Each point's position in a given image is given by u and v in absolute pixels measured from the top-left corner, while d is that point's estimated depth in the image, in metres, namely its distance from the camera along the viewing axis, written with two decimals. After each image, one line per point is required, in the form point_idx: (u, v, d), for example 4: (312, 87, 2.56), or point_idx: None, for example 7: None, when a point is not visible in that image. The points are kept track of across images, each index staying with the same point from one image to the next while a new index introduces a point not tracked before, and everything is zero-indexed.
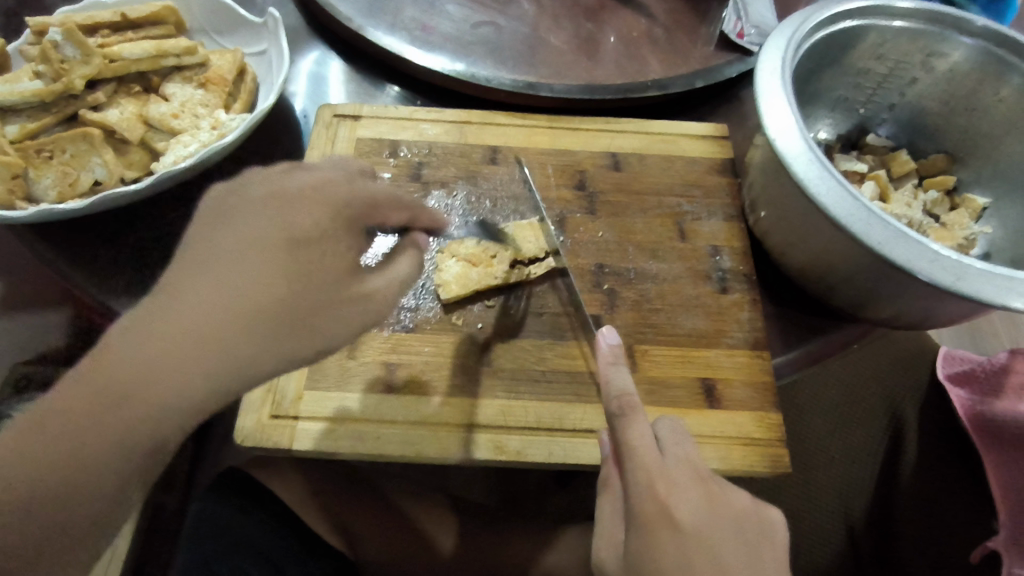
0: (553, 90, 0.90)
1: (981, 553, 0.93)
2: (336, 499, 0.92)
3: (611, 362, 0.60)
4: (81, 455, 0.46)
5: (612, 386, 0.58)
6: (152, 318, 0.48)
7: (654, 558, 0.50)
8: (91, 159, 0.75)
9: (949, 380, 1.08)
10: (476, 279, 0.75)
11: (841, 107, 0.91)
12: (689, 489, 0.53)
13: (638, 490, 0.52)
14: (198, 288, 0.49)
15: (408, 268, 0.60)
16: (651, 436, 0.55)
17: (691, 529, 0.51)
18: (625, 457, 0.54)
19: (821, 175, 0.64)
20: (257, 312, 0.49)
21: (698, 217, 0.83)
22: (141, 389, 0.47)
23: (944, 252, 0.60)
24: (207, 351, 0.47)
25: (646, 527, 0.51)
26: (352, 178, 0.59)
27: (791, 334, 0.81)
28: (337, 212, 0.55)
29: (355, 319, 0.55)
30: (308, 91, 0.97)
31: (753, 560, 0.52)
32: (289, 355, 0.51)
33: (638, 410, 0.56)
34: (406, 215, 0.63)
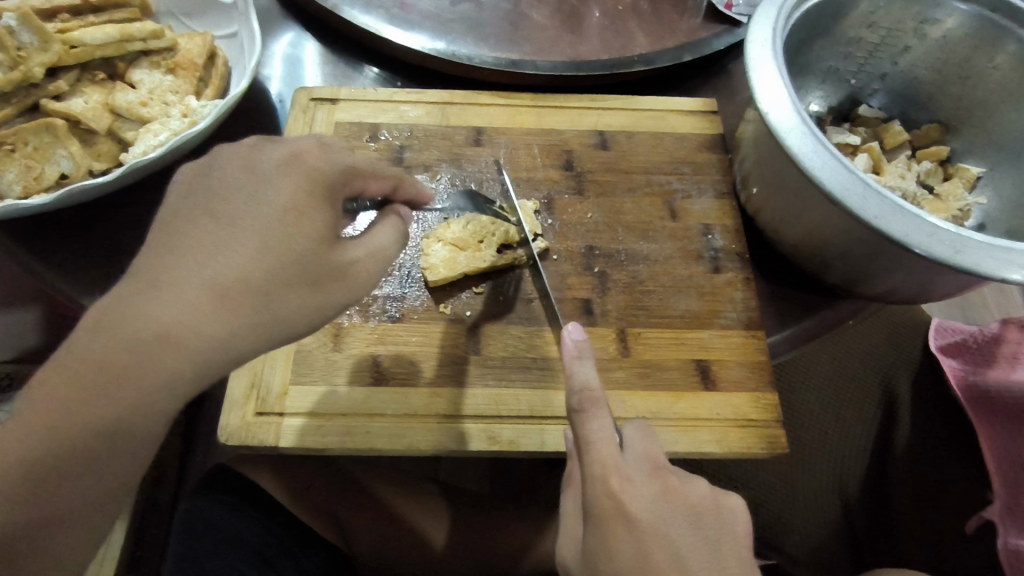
0: (538, 67, 0.87)
1: (976, 523, 0.93)
2: (326, 498, 0.91)
3: (575, 357, 0.58)
4: (59, 456, 0.44)
5: (575, 380, 0.57)
6: (119, 307, 0.46)
7: (608, 554, 0.49)
8: (56, 151, 0.71)
9: (941, 351, 1.09)
10: (464, 263, 0.73)
11: (831, 79, 0.88)
12: (646, 483, 0.52)
13: (594, 486, 0.51)
14: (166, 275, 0.47)
15: (391, 239, 0.58)
16: (608, 430, 0.54)
17: (645, 523, 0.50)
18: (584, 451, 0.53)
19: (815, 148, 0.62)
20: (224, 291, 0.48)
21: (689, 195, 0.81)
22: (115, 383, 0.45)
23: (942, 225, 0.58)
24: (187, 339, 0.47)
25: (600, 523, 0.50)
26: (328, 143, 0.56)
27: (785, 312, 0.79)
28: (310, 181, 0.53)
29: (326, 294, 0.53)
30: (283, 74, 0.93)
31: (711, 552, 0.51)
32: (261, 337, 0.50)
33: (599, 404, 0.55)
34: (389, 183, 0.61)
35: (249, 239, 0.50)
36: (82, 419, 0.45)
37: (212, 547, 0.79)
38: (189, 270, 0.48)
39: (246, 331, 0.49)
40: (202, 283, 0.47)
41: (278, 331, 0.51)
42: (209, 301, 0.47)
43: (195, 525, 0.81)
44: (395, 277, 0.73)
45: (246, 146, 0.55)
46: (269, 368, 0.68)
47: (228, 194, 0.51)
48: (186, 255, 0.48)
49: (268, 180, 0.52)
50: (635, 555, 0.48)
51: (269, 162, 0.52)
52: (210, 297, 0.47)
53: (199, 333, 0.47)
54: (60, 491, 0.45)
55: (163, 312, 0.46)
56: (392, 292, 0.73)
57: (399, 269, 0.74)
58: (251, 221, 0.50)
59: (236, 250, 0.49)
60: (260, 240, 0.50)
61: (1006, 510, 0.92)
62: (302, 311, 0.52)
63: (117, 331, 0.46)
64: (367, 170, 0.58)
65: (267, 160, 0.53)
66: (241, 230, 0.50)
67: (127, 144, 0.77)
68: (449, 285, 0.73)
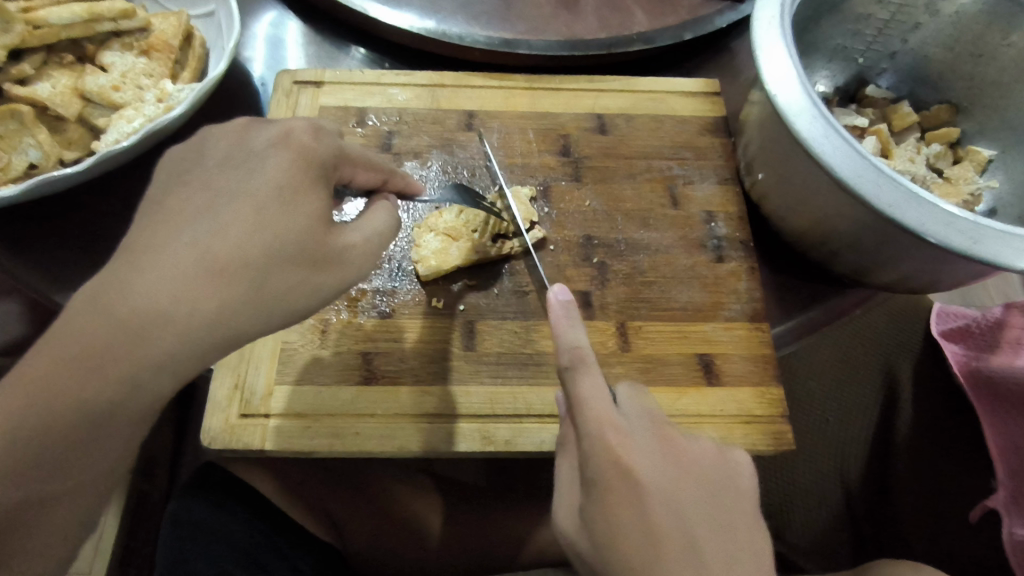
0: (532, 47, 0.83)
1: (980, 512, 0.92)
2: (319, 495, 0.89)
3: (566, 321, 0.55)
4: (28, 461, 0.42)
5: (564, 343, 0.53)
6: (97, 293, 0.43)
7: (611, 521, 0.46)
8: (23, 139, 0.67)
9: (944, 337, 1.05)
10: (458, 255, 0.69)
11: (839, 57, 0.84)
12: (645, 447, 0.50)
13: (592, 449, 0.48)
14: (154, 252, 0.44)
15: (386, 221, 0.56)
16: (603, 391, 0.51)
17: (650, 488, 0.47)
18: (577, 412, 0.50)
19: (825, 132, 0.59)
20: (216, 269, 0.45)
21: (691, 181, 0.78)
22: (99, 367, 0.42)
23: (959, 214, 0.55)
24: (161, 329, 0.43)
25: (602, 488, 0.47)
26: (321, 127, 0.54)
27: (790, 302, 0.77)
28: (306, 160, 0.51)
29: (320, 279, 0.50)
30: (266, 56, 0.89)
31: (716, 510, 0.49)
32: (258, 316, 0.47)
33: (589, 362, 0.52)
34: (380, 178, 0.61)
35: (241, 213, 0.47)
36: (49, 430, 0.42)
37: (200, 545, 0.76)
38: (177, 245, 0.45)
39: (239, 311, 0.46)
40: (196, 256, 0.45)
41: (277, 311, 0.48)
42: (200, 274, 0.44)
43: (184, 529, 0.77)
44: (384, 271, 0.70)
45: (233, 129, 0.52)
46: (254, 368, 0.65)
47: (216, 188, 0.48)
48: (163, 240, 0.45)
49: (261, 163, 0.49)
50: (639, 519, 0.46)
51: (261, 142, 0.51)
52: (202, 273, 0.45)
53: (191, 313, 0.44)
54: (32, 506, 0.43)
55: (130, 317, 0.43)
56: (382, 286, 0.69)
57: (388, 261, 0.70)
58: (232, 207, 0.47)
59: (234, 218, 0.47)
60: (255, 214, 0.47)
61: (1009, 498, 0.91)
62: (296, 291, 0.49)
63: (78, 339, 0.42)
64: (359, 159, 0.57)
65: (259, 138, 0.51)
66: (235, 198, 0.48)
67: (99, 131, 0.73)
68: (441, 277, 0.70)
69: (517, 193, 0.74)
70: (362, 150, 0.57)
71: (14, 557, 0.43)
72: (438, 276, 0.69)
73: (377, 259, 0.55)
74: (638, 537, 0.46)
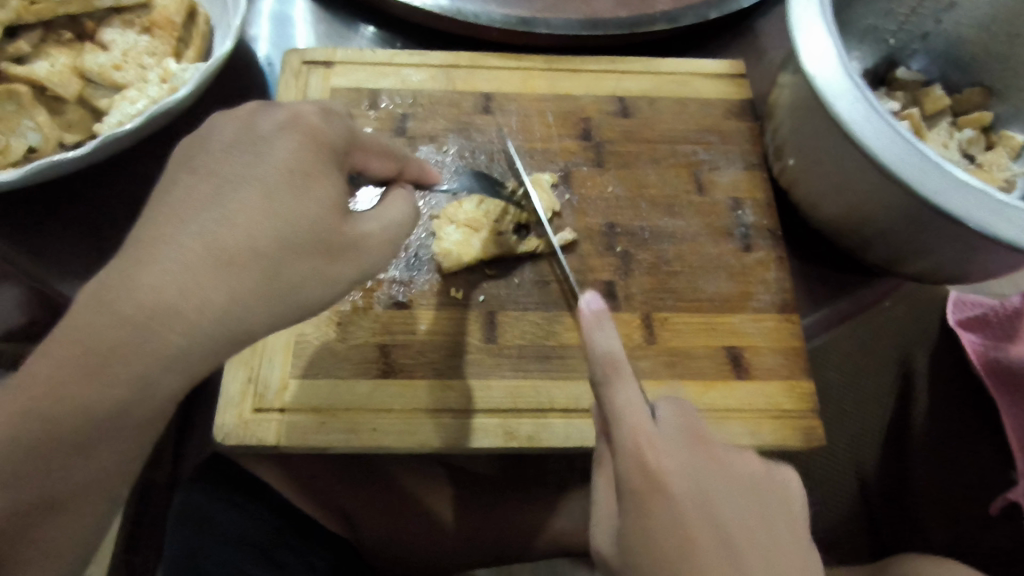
0: (551, 26, 0.80)
1: (1001, 504, 0.91)
2: (332, 487, 0.85)
3: (596, 326, 0.50)
4: (39, 460, 0.40)
5: (597, 351, 0.49)
6: (103, 288, 0.40)
7: (648, 535, 0.45)
8: (22, 122, 0.65)
9: (960, 326, 0.99)
10: (480, 248, 0.66)
11: (870, 38, 0.81)
12: (682, 456, 0.48)
13: (627, 462, 0.47)
14: (162, 241, 0.42)
15: (404, 212, 0.54)
16: (639, 400, 0.48)
17: (686, 500, 0.46)
18: (611, 424, 0.48)
19: (867, 116, 0.56)
20: (225, 258, 0.42)
21: (716, 166, 0.75)
22: (108, 364, 0.40)
23: (1010, 202, 0.52)
24: (171, 325, 0.41)
25: (636, 499, 0.46)
26: (331, 110, 0.52)
27: (818, 292, 0.75)
28: (316, 144, 0.48)
29: (336, 270, 0.47)
30: (272, 34, 0.85)
31: (757, 520, 0.47)
32: (271, 308, 0.44)
33: (624, 370, 0.48)
34: (394, 166, 0.57)
35: (251, 199, 0.44)
36: (59, 432, 0.40)
37: (210, 542, 0.75)
38: (184, 234, 0.42)
39: (253, 302, 0.43)
40: (203, 247, 0.42)
41: (291, 303, 0.45)
42: (209, 265, 0.42)
43: (193, 519, 0.77)
44: (400, 260, 0.67)
45: (242, 111, 0.49)
46: (268, 361, 0.63)
47: (227, 175, 0.45)
48: (173, 228, 0.42)
49: (269, 147, 0.47)
50: (676, 534, 0.45)
51: (268, 126, 0.48)
52: (209, 264, 0.42)
53: (200, 308, 0.41)
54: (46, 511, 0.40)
55: (139, 312, 0.40)
56: (398, 276, 0.67)
57: (406, 251, 0.68)
58: (244, 192, 0.44)
59: (244, 207, 0.44)
60: (267, 202, 0.44)
61: None
62: (312, 282, 0.46)
63: (83, 335, 0.40)
64: (371, 145, 0.54)
65: (265, 122, 0.48)
66: (244, 182, 0.45)
67: (101, 113, 0.69)
68: (461, 267, 0.67)
69: (536, 180, 0.71)
70: (372, 134, 0.54)
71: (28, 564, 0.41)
72: (459, 266, 0.66)
73: (394, 245, 0.52)
74: (677, 554, 0.44)
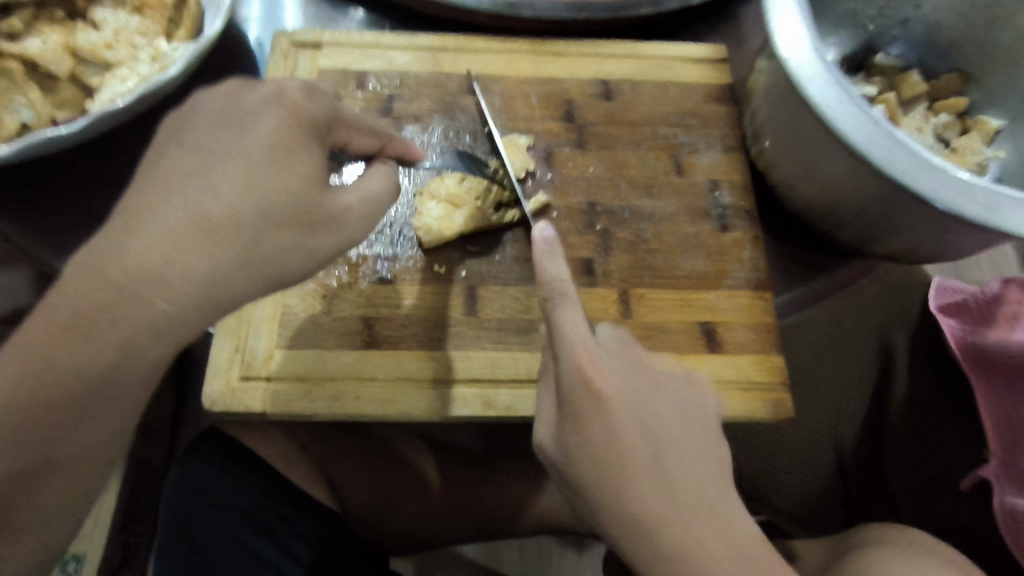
0: (537, 9, 0.81)
1: (970, 482, 0.88)
2: (323, 453, 0.88)
3: (545, 253, 0.53)
4: (38, 417, 0.42)
5: (546, 278, 0.53)
6: (89, 258, 0.42)
7: (584, 432, 0.51)
8: (14, 98, 0.66)
9: (941, 311, 0.96)
10: (461, 221, 0.68)
11: (848, 24, 0.82)
12: (619, 370, 0.54)
13: (569, 376, 0.51)
14: (148, 211, 0.43)
15: (382, 184, 0.55)
16: (582, 323, 0.52)
17: (621, 406, 0.51)
18: (557, 344, 0.51)
19: (840, 98, 0.58)
20: (209, 230, 0.44)
21: (696, 149, 0.77)
22: (100, 327, 0.42)
23: (971, 180, 0.54)
24: (158, 293, 0.42)
25: (575, 406, 0.51)
26: (316, 87, 0.53)
27: (793, 271, 0.78)
28: (298, 119, 0.49)
29: (316, 242, 0.49)
30: (263, 16, 0.87)
31: (679, 422, 0.54)
32: (252, 278, 0.46)
33: (570, 298, 0.53)
34: (376, 142, 0.59)
35: (233, 172, 0.45)
36: (53, 392, 0.42)
37: (204, 510, 0.77)
38: (170, 204, 0.44)
39: (235, 272, 0.45)
40: (189, 221, 0.43)
41: (271, 271, 0.47)
42: (195, 238, 0.43)
43: (185, 487, 0.78)
44: (384, 236, 0.69)
45: (228, 88, 0.50)
46: (255, 333, 0.65)
47: (209, 149, 0.46)
48: (158, 197, 0.44)
49: (254, 123, 0.48)
50: (607, 433, 0.50)
51: (254, 101, 0.49)
52: (194, 235, 0.44)
53: (185, 276, 0.43)
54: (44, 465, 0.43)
55: (124, 277, 0.42)
56: (382, 252, 0.69)
57: (390, 227, 0.70)
58: (228, 164, 0.46)
59: (226, 180, 0.45)
60: (247, 174, 0.46)
61: (1001, 466, 0.85)
62: (294, 250, 0.48)
63: (70, 303, 0.41)
64: (355, 121, 0.56)
65: (251, 97, 0.49)
66: (229, 158, 0.46)
67: (93, 91, 0.71)
68: (442, 243, 0.69)
69: (518, 159, 0.72)
70: (355, 112, 0.56)
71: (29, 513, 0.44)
72: (439, 242, 0.68)
73: (374, 220, 0.54)
74: (607, 450, 0.50)
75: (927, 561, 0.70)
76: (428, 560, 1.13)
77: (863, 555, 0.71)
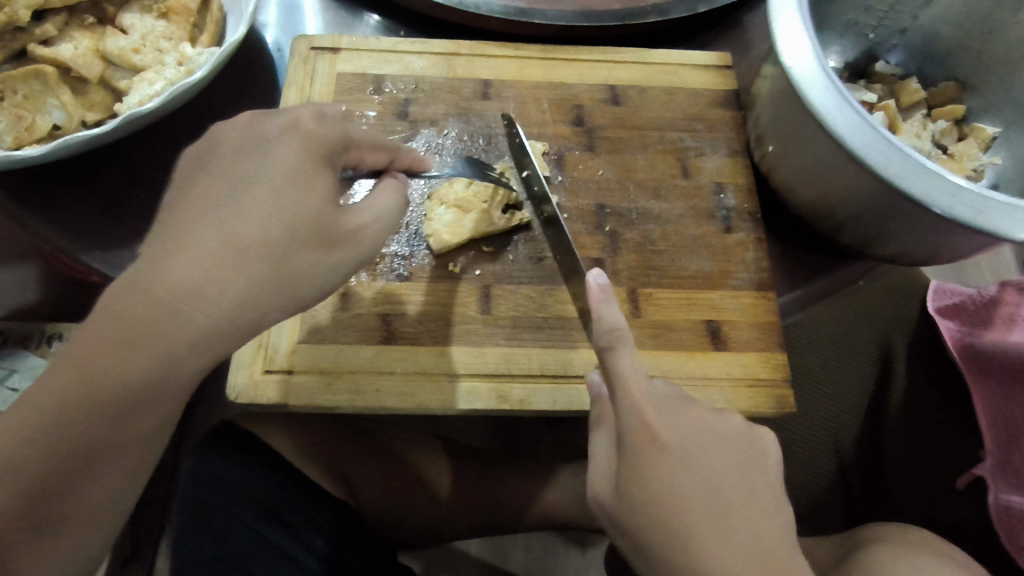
0: (548, 17, 0.84)
1: (968, 478, 0.90)
2: (339, 452, 0.91)
3: (601, 300, 0.58)
4: (82, 411, 0.44)
5: (604, 322, 0.56)
6: (134, 279, 0.44)
7: (643, 480, 0.50)
8: (47, 100, 0.69)
9: (939, 314, 0.98)
10: (470, 227, 0.71)
11: (850, 33, 0.85)
12: (675, 415, 0.54)
13: (629, 418, 0.51)
14: (189, 229, 0.46)
15: (393, 201, 0.57)
16: (638, 367, 0.53)
17: (680, 452, 0.51)
18: (615, 386, 0.53)
19: (839, 105, 0.60)
20: (243, 248, 0.46)
21: (701, 153, 0.80)
22: (144, 338, 0.44)
23: (965, 185, 0.57)
24: (194, 306, 0.45)
25: (635, 452, 0.51)
26: (326, 113, 0.55)
27: (795, 272, 0.80)
28: (315, 147, 0.52)
29: (338, 256, 0.52)
30: (280, 21, 0.89)
31: (743, 477, 0.52)
32: (283, 292, 0.48)
33: (628, 341, 0.55)
34: (385, 157, 0.61)
35: (262, 195, 0.48)
36: (95, 392, 0.44)
37: (225, 501, 0.79)
38: (207, 225, 0.46)
39: (268, 286, 0.47)
40: (223, 237, 0.46)
41: (299, 286, 0.49)
42: (229, 255, 0.46)
43: (205, 480, 0.80)
44: (401, 236, 0.72)
45: (249, 117, 0.53)
46: (277, 329, 0.67)
47: (239, 170, 0.49)
48: (198, 215, 0.47)
49: (274, 148, 0.51)
50: (668, 479, 0.50)
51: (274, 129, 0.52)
52: (230, 254, 0.46)
53: (221, 290, 0.45)
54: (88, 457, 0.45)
55: (162, 291, 0.44)
56: (399, 251, 0.71)
57: (407, 226, 0.72)
58: (256, 181, 0.48)
59: (256, 200, 0.48)
60: (275, 196, 0.48)
61: (996, 465, 0.88)
62: (320, 266, 0.50)
63: (111, 319, 0.44)
64: (365, 141, 0.58)
65: (270, 125, 0.52)
66: (255, 181, 0.48)
67: (121, 94, 0.73)
68: (454, 248, 0.72)
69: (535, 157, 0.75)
70: (367, 132, 0.58)
71: (75, 499, 0.46)
72: (451, 247, 0.71)
73: (389, 232, 0.57)
74: (666, 498, 0.49)
75: (925, 554, 0.73)
76: (434, 555, 1.15)
77: (865, 549, 0.74)
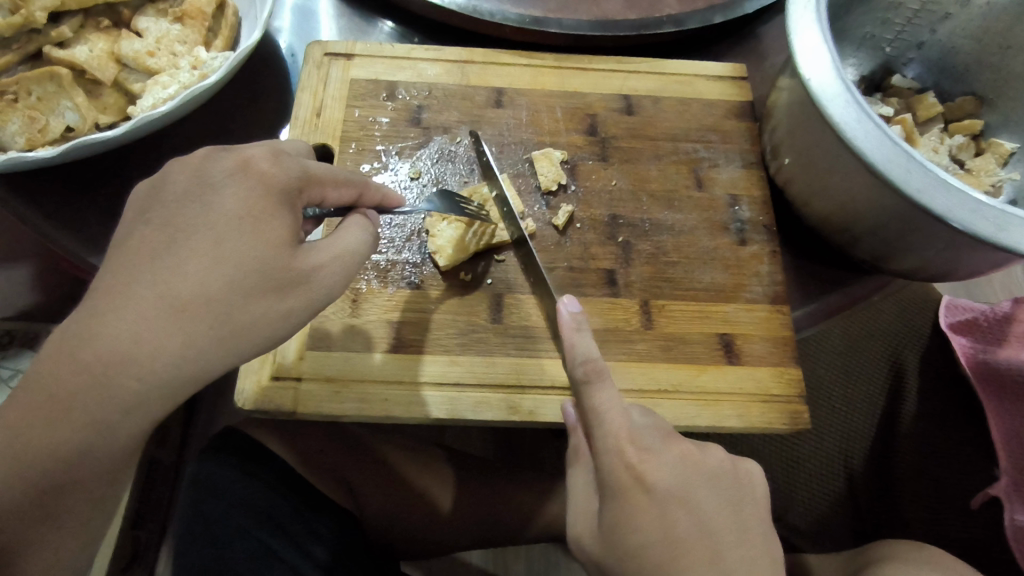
0: (562, 25, 0.83)
1: (981, 499, 0.87)
2: (340, 462, 0.89)
3: (573, 329, 0.61)
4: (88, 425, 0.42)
5: (577, 353, 0.60)
6: (142, 283, 0.43)
7: (631, 523, 0.51)
8: (61, 102, 0.68)
9: (952, 329, 0.97)
10: (472, 243, 0.70)
11: (867, 45, 0.85)
12: (665, 457, 0.54)
13: (610, 462, 0.53)
14: (191, 235, 0.45)
15: (358, 242, 0.53)
16: (616, 400, 0.57)
17: (670, 493, 0.52)
18: (596, 424, 0.56)
19: (858, 118, 0.59)
20: (249, 253, 0.46)
21: (716, 164, 0.79)
22: (162, 348, 0.42)
23: (986, 201, 0.56)
24: (203, 312, 0.44)
25: (619, 496, 0.52)
26: (282, 151, 0.52)
27: (809, 285, 0.80)
28: (268, 188, 0.48)
29: (291, 301, 0.48)
30: (294, 26, 0.89)
31: (734, 515, 0.54)
32: (288, 302, 0.48)
33: (601, 376, 0.58)
34: (353, 192, 0.56)
35: (263, 205, 0.47)
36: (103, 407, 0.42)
37: (225, 508, 0.78)
38: (217, 233, 0.46)
39: (270, 295, 0.47)
40: (231, 246, 0.45)
41: (306, 296, 0.48)
42: (230, 261, 0.45)
43: (208, 485, 0.80)
44: (413, 244, 0.71)
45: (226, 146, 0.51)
46: None
47: (254, 173, 0.49)
48: (208, 219, 0.46)
49: (257, 160, 0.49)
50: (662, 518, 0.51)
51: (267, 155, 0.50)
52: (233, 261, 0.45)
53: (225, 294, 0.45)
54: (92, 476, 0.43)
55: (169, 296, 0.43)
56: (411, 258, 0.71)
57: (417, 233, 0.72)
58: (254, 191, 0.48)
59: (256, 207, 0.47)
60: (269, 205, 0.48)
61: (1011, 484, 0.86)
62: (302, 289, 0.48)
63: (114, 324, 0.42)
64: (326, 177, 0.53)
65: (251, 150, 0.50)
66: (249, 191, 0.47)
67: (134, 97, 0.73)
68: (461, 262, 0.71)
69: (539, 153, 0.76)
70: (329, 166, 0.54)
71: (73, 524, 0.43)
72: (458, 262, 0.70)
73: (349, 275, 0.52)
74: (660, 538, 0.51)
75: None
76: (433, 565, 1.13)
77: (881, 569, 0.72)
